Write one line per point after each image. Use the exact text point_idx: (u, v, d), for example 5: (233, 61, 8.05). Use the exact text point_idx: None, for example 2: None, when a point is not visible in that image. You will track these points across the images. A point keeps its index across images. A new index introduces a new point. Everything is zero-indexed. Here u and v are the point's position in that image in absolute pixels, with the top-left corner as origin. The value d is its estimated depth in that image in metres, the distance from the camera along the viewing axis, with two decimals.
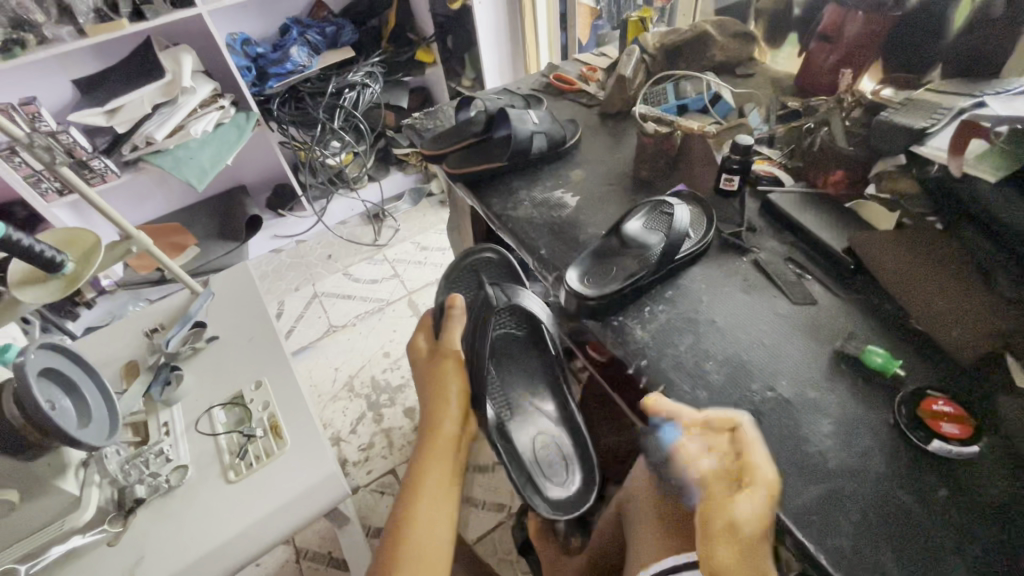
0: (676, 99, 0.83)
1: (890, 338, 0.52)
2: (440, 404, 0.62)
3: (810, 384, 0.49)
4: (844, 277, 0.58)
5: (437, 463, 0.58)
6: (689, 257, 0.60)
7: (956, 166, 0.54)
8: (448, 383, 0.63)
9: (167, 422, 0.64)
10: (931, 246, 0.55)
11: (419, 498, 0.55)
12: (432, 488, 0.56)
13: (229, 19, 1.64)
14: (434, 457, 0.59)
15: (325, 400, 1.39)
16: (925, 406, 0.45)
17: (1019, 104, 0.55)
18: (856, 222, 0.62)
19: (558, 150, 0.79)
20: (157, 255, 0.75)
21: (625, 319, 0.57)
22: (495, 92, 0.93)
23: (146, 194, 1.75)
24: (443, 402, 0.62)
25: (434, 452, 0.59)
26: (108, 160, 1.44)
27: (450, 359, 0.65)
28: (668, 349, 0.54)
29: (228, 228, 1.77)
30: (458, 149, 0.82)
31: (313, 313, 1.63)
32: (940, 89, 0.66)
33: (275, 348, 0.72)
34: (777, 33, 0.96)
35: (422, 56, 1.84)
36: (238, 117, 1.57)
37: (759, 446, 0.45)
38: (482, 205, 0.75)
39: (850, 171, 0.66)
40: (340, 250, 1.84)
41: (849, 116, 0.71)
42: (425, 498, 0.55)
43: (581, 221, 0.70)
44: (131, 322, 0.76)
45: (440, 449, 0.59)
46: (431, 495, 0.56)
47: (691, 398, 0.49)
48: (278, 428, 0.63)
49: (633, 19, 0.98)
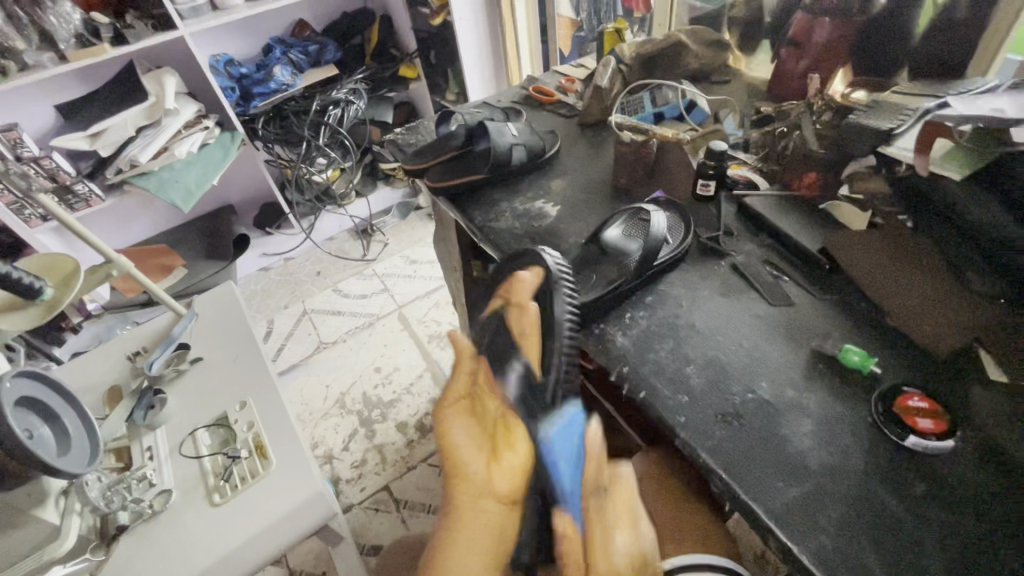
0: (652, 107, 0.85)
1: (869, 337, 0.52)
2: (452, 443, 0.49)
3: (789, 384, 0.50)
4: (818, 277, 0.59)
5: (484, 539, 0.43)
6: (669, 261, 0.61)
7: (923, 166, 0.57)
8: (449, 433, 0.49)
9: (151, 446, 0.64)
10: (902, 242, 0.56)
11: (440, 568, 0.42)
12: (458, 547, 0.43)
13: (212, 40, 1.66)
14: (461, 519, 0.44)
15: (317, 418, 1.38)
16: (901, 403, 0.46)
17: (982, 101, 0.57)
18: (830, 224, 0.63)
19: (538, 161, 0.80)
20: (139, 278, 0.73)
21: (606, 326, 0.57)
22: (475, 106, 0.94)
23: (132, 216, 1.74)
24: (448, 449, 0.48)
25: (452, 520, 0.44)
26: (92, 184, 1.44)
27: (453, 415, 0.51)
28: (648, 355, 0.54)
29: (215, 248, 1.77)
30: (438, 163, 0.84)
31: (303, 331, 1.63)
32: (906, 91, 0.67)
33: (260, 368, 0.71)
34: (750, 39, 0.98)
35: (405, 71, 1.88)
36: (223, 137, 1.58)
37: (737, 448, 0.46)
38: (464, 218, 0.76)
39: (822, 173, 0.66)
40: (330, 266, 1.84)
41: (820, 119, 0.71)
42: (455, 569, 0.42)
43: (562, 231, 0.71)
44: (116, 345, 0.75)
45: (461, 494, 0.45)
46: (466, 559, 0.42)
47: (673, 402, 0.50)
48: (263, 447, 0.63)
49: (609, 30, 1.00)
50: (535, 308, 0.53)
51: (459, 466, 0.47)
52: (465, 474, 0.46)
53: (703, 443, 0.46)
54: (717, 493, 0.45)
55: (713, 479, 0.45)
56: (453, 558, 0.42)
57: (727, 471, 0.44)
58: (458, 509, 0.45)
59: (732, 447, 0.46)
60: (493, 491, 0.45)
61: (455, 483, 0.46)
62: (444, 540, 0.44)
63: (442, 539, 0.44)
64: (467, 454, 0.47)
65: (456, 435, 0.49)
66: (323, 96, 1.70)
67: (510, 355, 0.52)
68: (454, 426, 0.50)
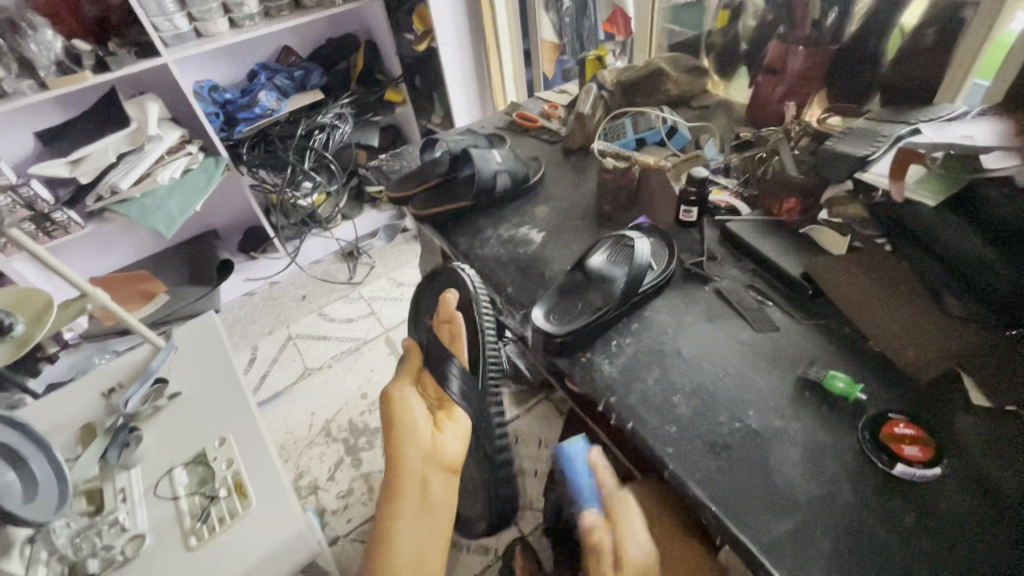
0: (634, 133, 0.86)
1: (854, 363, 0.52)
2: (404, 418, 0.59)
3: (776, 412, 0.50)
4: (802, 302, 0.59)
5: (429, 513, 0.56)
6: (654, 288, 0.61)
7: (899, 192, 0.58)
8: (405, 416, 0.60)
9: (125, 487, 0.61)
10: (880, 267, 0.57)
11: (400, 520, 0.54)
12: (410, 503, 0.55)
13: (196, 66, 1.66)
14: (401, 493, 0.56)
15: (302, 447, 1.35)
16: (886, 430, 0.46)
17: (949, 128, 0.60)
18: (811, 249, 0.63)
19: (521, 188, 0.80)
20: (115, 310, 0.72)
21: (593, 355, 0.57)
22: (459, 132, 0.94)
23: (113, 242, 1.72)
24: (403, 421, 0.59)
25: (404, 485, 0.56)
26: (71, 211, 1.42)
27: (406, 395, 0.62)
28: (635, 384, 0.54)
29: (198, 274, 1.74)
30: (422, 190, 0.84)
31: (288, 357, 1.60)
32: (875, 117, 0.70)
33: (240, 401, 0.69)
34: (727, 66, 1.01)
35: (391, 96, 1.91)
36: (206, 162, 1.57)
37: (726, 478, 0.45)
38: (449, 245, 0.76)
39: (801, 198, 0.67)
40: (315, 289, 1.83)
41: (797, 145, 0.72)
42: (406, 523, 0.54)
43: (547, 257, 0.71)
44: (89, 379, 0.73)
45: (411, 455, 0.57)
46: (409, 521, 0.55)
47: (661, 433, 0.49)
48: (243, 486, 0.60)
49: (590, 57, 1.02)
50: (464, 322, 0.65)
51: (411, 434, 0.58)
52: (415, 440, 0.58)
53: (693, 475, 0.46)
54: (709, 527, 0.45)
55: (705, 513, 0.44)
56: (406, 511, 0.54)
57: (717, 504, 0.44)
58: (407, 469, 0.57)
59: (721, 479, 0.45)
60: (438, 460, 0.57)
61: (408, 447, 0.58)
62: (398, 491, 0.56)
63: (396, 493, 0.56)
64: (410, 436, 0.58)
65: (412, 413, 0.60)
66: (309, 121, 1.71)
67: (447, 356, 0.63)
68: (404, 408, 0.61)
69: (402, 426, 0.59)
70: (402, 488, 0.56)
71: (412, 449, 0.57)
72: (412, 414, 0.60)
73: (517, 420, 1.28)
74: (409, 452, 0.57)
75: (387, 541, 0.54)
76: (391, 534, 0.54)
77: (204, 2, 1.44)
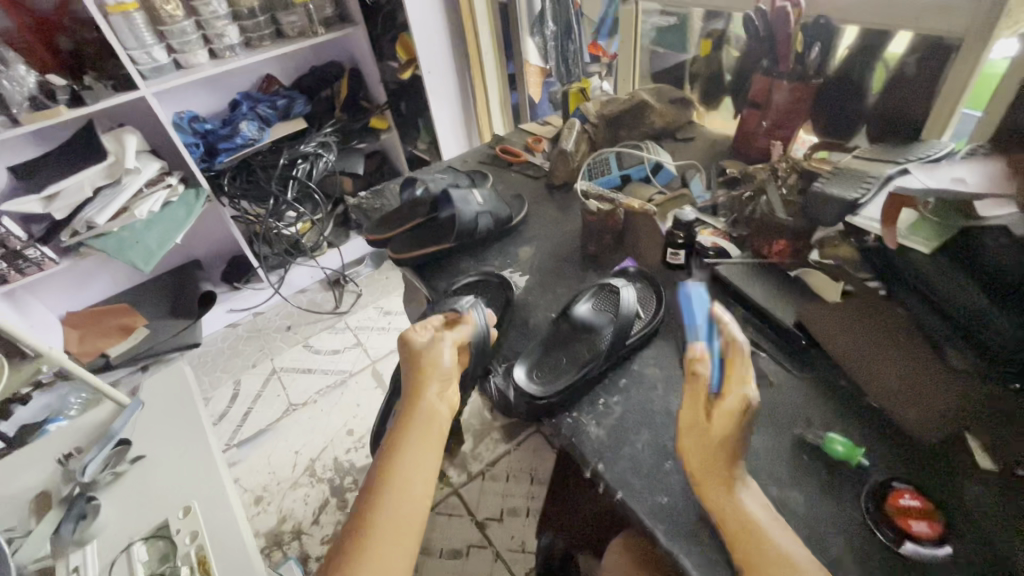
0: (619, 170, 0.83)
1: (852, 427, 0.49)
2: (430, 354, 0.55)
3: (774, 479, 0.47)
4: (794, 354, 0.56)
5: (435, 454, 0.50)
6: (640, 340, 0.58)
7: (892, 239, 0.56)
8: (433, 355, 0.55)
9: (78, 567, 0.56)
10: (876, 316, 0.55)
11: (406, 443, 0.48)
12: (419, 435, 0.49)
13: (176, 97, 1.63)
14: (418, 431, 0.49)
15: (285, 488, 1.30)
16: (891, 501, 0.43)
17: (942, 171, 0.58)
18: (802, 293, 0.60)
19: (503, 229, 0.77)
20: (75, 370, 0.69)
21: (579, 416, 0.54)
22: (440, 170, 0.92)
23: (90, 276, 1.67)
24: (426, 356, 0.54)
25: (416, 419, 0.50)
26: (45, 248, 1.38)
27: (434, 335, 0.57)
28: (624, 448, 0.51)
29: (179, 307, 1.70)
30: (403, 231, 0.81)
31: (271, 392, 1.55)
32: (865, 155, 0.68)
33: (209, 465, 0.65)
34: (712, 95, 1.00)
35: (376, 123, 1.87)
36: (187, 194, 1.54)
37: (724, 558, 0.42)
38: (430, 290, 0.73)
39: (791, 240, 0.64)
40: (300, 320, 1.78)
41: (785, 184, 0.70)
42: (413, 448, 0.48)
43: (529, 305, 0.68)
44: (47, 444, 0.69)
45: (429, 392, 0.52)
46: (421, 458, 0.48)
47: (652, 504, 0.46)
48: (207, 562, 0.55)
49: (573, 89, 1.01)
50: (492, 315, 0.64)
51: (434, 373, 0.53)
52: (438, 377, 0.53)
53: (687, 554, 0.43)
54: None
55: None
56: (415, 440, 0.49)
57: None
58: (423, 401, 0.51)
59: (717, 560, 0.42)
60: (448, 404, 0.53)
61: (427, 384, 0.53)
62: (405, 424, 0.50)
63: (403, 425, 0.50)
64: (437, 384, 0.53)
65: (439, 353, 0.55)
66: (291, 150, 1.67)
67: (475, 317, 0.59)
68: (437, 343, 0.56)
69: (424, 360, 0.54)
70: (413, 417, 0.50)
71: (432, 382, 0.53)
72: (440, 356, 0.55)
73: (507, 456, 1.24)
74: (429, 388, 0.52)
75: (390, 473, 0.47)
76: (398, 466, 0.47)
77: (183, 34, 1.42)
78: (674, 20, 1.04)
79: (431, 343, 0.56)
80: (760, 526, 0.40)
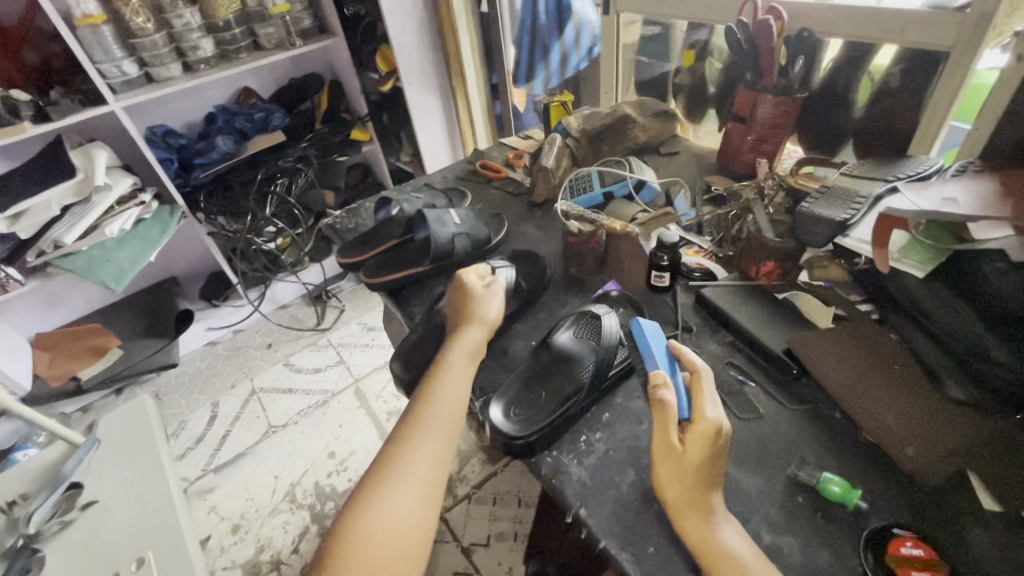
0: (601, 187, 0.80)
1: (850, 469, 0.46)
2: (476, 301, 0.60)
3: (768, 523, 0.43)
4: (790, 385, 0.53)
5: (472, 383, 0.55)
6: (621, 371, 0.55)
7: (884, 262, 0.54)
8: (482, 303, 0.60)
9: None
10: (870, 345, 0.52)
11: (449, 368, 0.54)
12: (461, 362, 0.55)
13: (149, 111, 1.58)
14: (453, 359, 0.55)
15: (263, 516, 1.24)
16: (892, 552, 0.39)
17: (932, 190, 0.56)
18: (794, 317, 0.58)
19: (483, 250, 0.74)
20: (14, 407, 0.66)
21: (560, 455, 0.51)
22: (416, 188, 0.89)
23: (60, 297, 1.61)
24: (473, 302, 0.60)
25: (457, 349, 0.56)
26: (9, 268, 1.32)
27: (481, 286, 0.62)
28: (608, 490, 0.47)
29: (154, 326, 1.64)
30: (378, 253, 0.79)
31: (250, 414, 1.49)
32: (852, 172, 0.66)
33: None
34: (695, 108, 0.98)
35: (357, 135, 1.83)
36: (161, 211, 1.49)
37: None
38: (405, 316, 0.70)
39: (781, 262, 0.62)
40: (281, 338, 1.73)
41: (772, 202, 0.68)
42: (454, 373, 0.54)
43: (509, 331, 0.64)
44: None
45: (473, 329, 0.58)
46: (452, 381, 0.53)
47: (640, 553, 0.43)
48: None
49: (554, 103, 0.98)
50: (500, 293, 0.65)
51: (478, 317, 0.59)
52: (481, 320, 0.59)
53: None
54: None
55: None
56: (453, 367, 0.54)
57: None
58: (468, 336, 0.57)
59: None
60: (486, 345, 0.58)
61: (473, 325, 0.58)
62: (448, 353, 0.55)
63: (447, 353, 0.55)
64: (480, 324, 0.58)
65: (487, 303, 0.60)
66: (270, 165, 1.64)
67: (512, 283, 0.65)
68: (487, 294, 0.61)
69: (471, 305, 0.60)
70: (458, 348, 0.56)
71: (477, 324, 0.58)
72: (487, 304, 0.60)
73: (493, 478, 1.20)
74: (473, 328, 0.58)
75: (432, 391, 0.52)
76: (440, 384, 0.53)
77: (155, 47, 1.37)
78: (656, 31, 1.02)
79: (475, 290, 0.61)
80: (744, 561, 0.38)
